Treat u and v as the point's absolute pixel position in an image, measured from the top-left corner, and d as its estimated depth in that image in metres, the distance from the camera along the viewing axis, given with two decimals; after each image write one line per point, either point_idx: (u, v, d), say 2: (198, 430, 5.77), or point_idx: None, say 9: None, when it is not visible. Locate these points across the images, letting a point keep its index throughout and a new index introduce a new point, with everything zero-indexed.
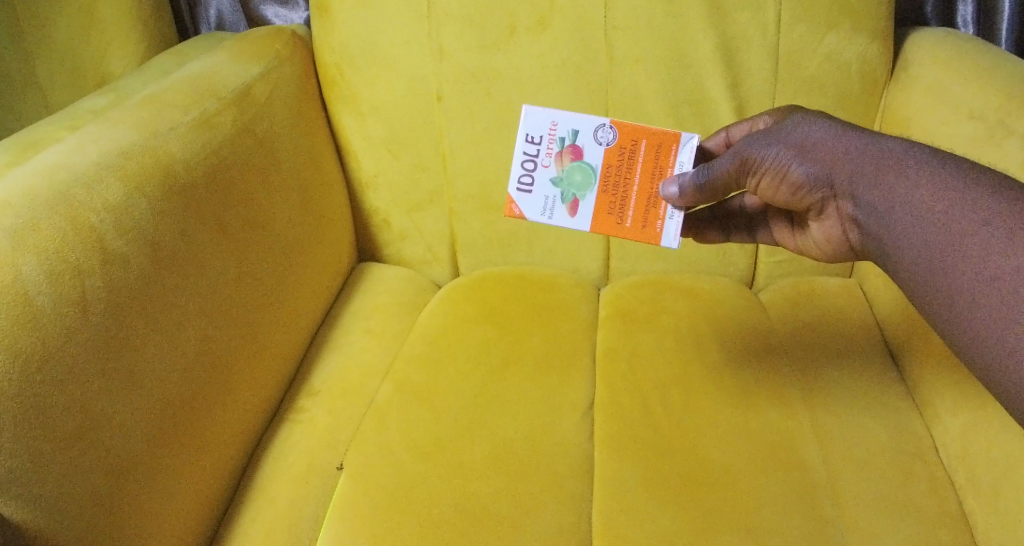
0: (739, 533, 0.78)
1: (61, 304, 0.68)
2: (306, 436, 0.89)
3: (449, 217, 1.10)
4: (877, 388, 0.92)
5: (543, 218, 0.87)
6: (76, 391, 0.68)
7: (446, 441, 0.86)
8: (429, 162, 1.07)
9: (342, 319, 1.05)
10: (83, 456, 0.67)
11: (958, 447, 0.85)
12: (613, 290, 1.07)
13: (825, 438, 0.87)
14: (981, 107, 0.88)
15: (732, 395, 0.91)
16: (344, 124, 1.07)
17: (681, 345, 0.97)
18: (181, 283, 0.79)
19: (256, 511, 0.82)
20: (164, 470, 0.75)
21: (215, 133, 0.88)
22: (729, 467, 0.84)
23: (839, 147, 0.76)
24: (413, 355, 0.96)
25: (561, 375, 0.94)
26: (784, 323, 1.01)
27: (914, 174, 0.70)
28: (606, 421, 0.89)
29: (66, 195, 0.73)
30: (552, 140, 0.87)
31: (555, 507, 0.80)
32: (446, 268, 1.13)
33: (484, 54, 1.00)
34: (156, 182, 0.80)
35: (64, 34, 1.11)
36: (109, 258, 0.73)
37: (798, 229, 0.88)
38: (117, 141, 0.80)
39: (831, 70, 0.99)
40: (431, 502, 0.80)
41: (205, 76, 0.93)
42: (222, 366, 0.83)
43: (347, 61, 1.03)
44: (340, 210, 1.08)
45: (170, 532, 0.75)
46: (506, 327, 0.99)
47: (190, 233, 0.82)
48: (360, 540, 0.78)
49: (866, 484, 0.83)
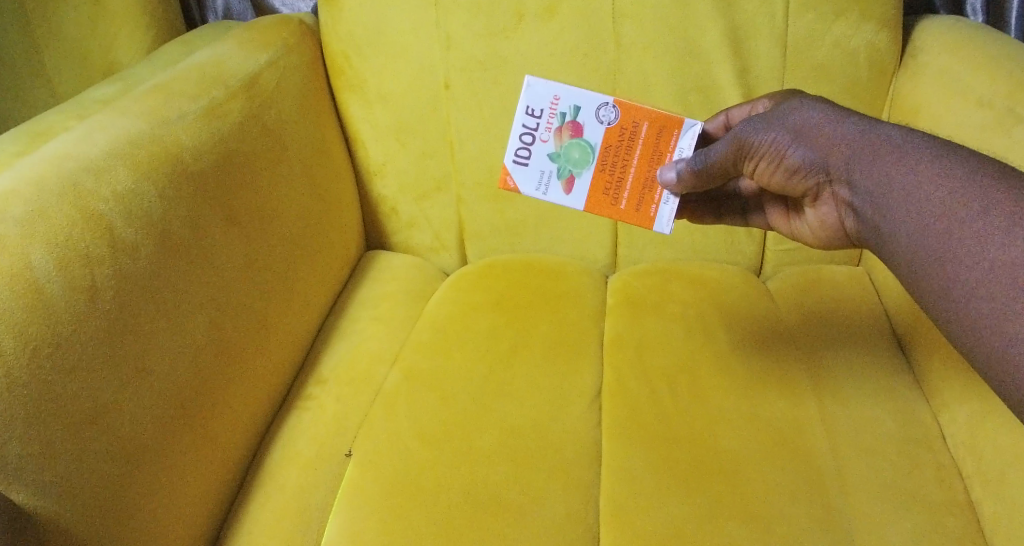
0: (747, 519, 0.78)
1: (72, 290, 0.69)
2: (315, 422, 0.90)
3: (456, 205, 1.10)
4: (884, 374, 0.92)
5: (538, 193, 0.87)
6: (87, 377, 0.69)
7: (454, 427, 0.87)
8: (437, 150, 1.07)
9: (351, 306, 1.05)
10: (92, 444, 0.68)
11: (966, 434, 0.85)
12: (621, 278, 1.08)
13: (831, 425, 0.87)
14: (989, 96, 0.88)
15: (738, 383, 0.91)
16: (352, 112, 1.07)
17: (688, 332, 0.97)
18: (190, 270, 0.80)
19: (266, 496, 0.83)
20: (174, 454, 0.76)
21: (223, 122, 0.89)
22: (735, 453, 0.84)
23: (836, 132, 0.76)
24: (422, 341, 0.97)
25: (568, 361, 0.94)
26: (792, 309, 1.01)
27: (912, 161, 0.70)
28: (614, 407, 0.89)
29: (75, 183, 0.74)
30: (553, 115, 0.86)
31: (563, 493, 0.81)
32: (453, 255, 1.13)
33: (492, 42, 1.00)
34: (164, 168, 0.80)
35: (70, 24, 1.12)
36: (119, 245, 0.74)
37: (794, 214, 0.88)
38: (125, 129, 0.81)
39: (839, 57, 0.98)
40: (440, 489, 0.81)
41: (213, 64, 0.93)
42: (231, 352, 0.84)
43: (353, 49, 1.03)
44: (348, 197, 1.08)
45: (178, 517, 0.75)
46: (514, 314, 1.00)
47: (198, 220, 0.82)
48: (370, 525, 0.78)
49: (874, 470, 0.83)
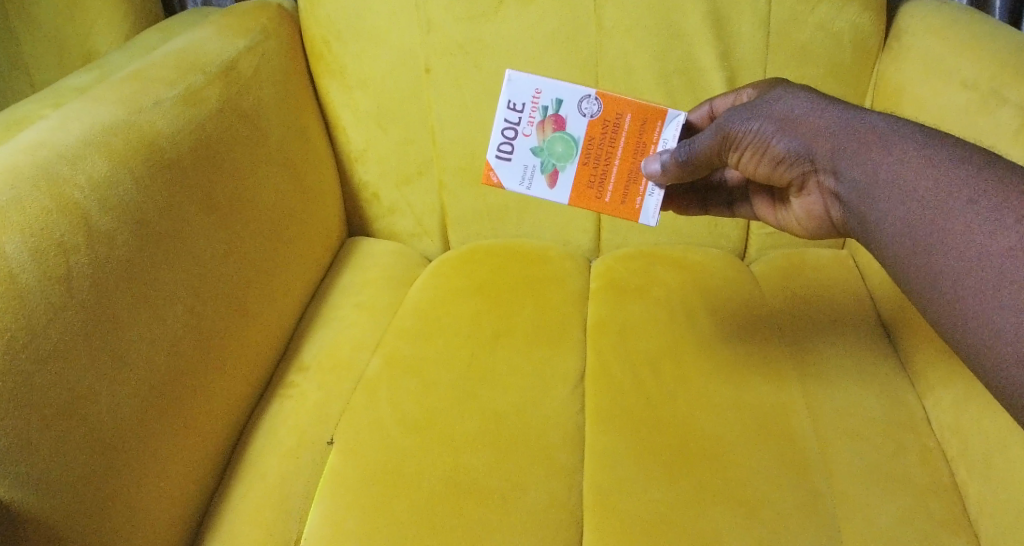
0: (730, 503, 0.78)
1: (46, 280, 0.69)
2: (297, 410, 0.90)
3: (439, 190, 1.10)
4: (868, 357, 0.92)
5: (521, 188, 0.87)
6: (64, 366, 0.68)
7: (436, 414, 0.86)
8: (418, 135, 1.06)
9: (333, 293, 1.05)
10: (70, 435, 0.68)
11: (949, 417, 0.85)
12: (604, 262, 1.07)
13: (815, 409, 0.87)
14: (973, 77, 0.88)
15: (722, 367, 0.91)
16: (332, 98, 1.06)
17: (672, 315, 0.97)
18: (167, 261, 0.80)
19: (247, 485, 0.83)
20: (152, 445, 0.75)
21: (201, 108, 0.88)
22: (719, 438, 0.84)
23: (821, 121, 0.75)
24: (404, 327, 0.97)
25: (551, 346, 0.94)
26: (777, 293, 1.01)
27: (897, 150, 0.69)
28: (596, 392, 0.89)
29: (50, 171, 0.74)
30: (535, 109, 0.86)
31: (545, 479, 0.81)
32: (435, 241, 1.13)
33: (473, 26, 1.00)
34: (139, 156, 0.80)
35: (47, 12, 1.11)
36: (95, 235, 0.74)
37: (779, 204, 0.88)
38: (101, 117, 0.81)
39: (822, 39, 0.97)
40: (422, 476, 0.81)
41: (190, 51, 0.93)
42: (210, 342, 0.83)
43: (333, 34, 1.02)
44: (329, 184, 1.08)
45: (157, 508, 0.75)
46: (497, 299, 0.99)
47: (177, 211, 0.82)
48: (352, 513, 0.78)
49: (858, 453, 0.83)
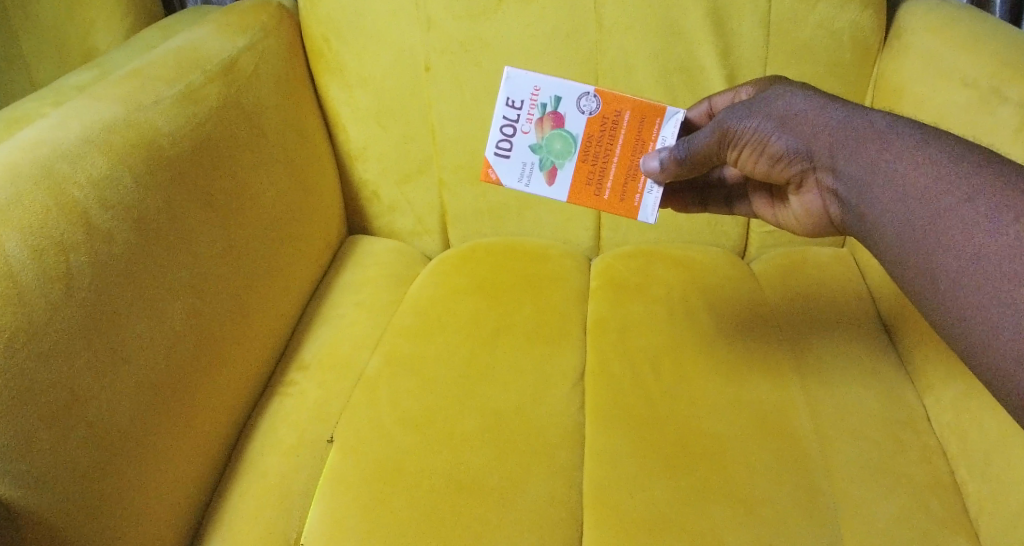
0: (729, 501, 0.78)
1: (46, 279, 0.69)
2: (297, 408, 0.90)
3: (439, 189, 1.10)
4: (868, 354, 0.92)
5: (520, 185, 0.87)
6: (64, 364, 0.68)
7: (436, 412, 0.87)
8: (418, 133, 1.06)
9: (334, 291, 1.05)
10: (70, 432, 0.68)
11: (949, 415, 0.85)
12: (604, 260, 1.07)
13: (815, 406, 0.87)
14: (973, 75, 0.87)
15: (721, 365, 0.91)
16: (332, 96, 1.06)
17: (672, 313, 0.97)
18: (167, 259, 0.80)
19: (247, 483, 0.83)
20: (152, 442, 0.75)
21: (200, 106, 0.88)
22: (719, 435, 0.84)
23: (819, 119, 0.75)
24: (404, 325, 0.97)
25: (550, 344, 0.94)
26: (777, 291, 1.01)
27: (896, 148, 0.69)
28: (596, 390, 0.89)
29: (49, 169, 0.74)
30: (533, 106, 0.86)
31: (545, 477, 0.81)
32: (435, 239, 1.13)
33: (473, 24, 1.00)
34: (138, 154, 0.80)
35: (47, 11, 1.11)
36: (95, 233, 0.74)
37: (778, 202, 0.88)
38: (100, 115, 0.81)
39: (823, 37, 0.97)
40: (422, 474, 0.81)
41: (190, 49, 0.93)
42: (209, 340, 0.83)
43: (333, 32, 1.02)
44: (329, 182, 1.08)
45: (156, 506, 0.75)
46: (497, 297, 0.99)
47: (176, 208, 0.82)
48: (352, 511, 0.79)
49: (857, 451, 0.83)
